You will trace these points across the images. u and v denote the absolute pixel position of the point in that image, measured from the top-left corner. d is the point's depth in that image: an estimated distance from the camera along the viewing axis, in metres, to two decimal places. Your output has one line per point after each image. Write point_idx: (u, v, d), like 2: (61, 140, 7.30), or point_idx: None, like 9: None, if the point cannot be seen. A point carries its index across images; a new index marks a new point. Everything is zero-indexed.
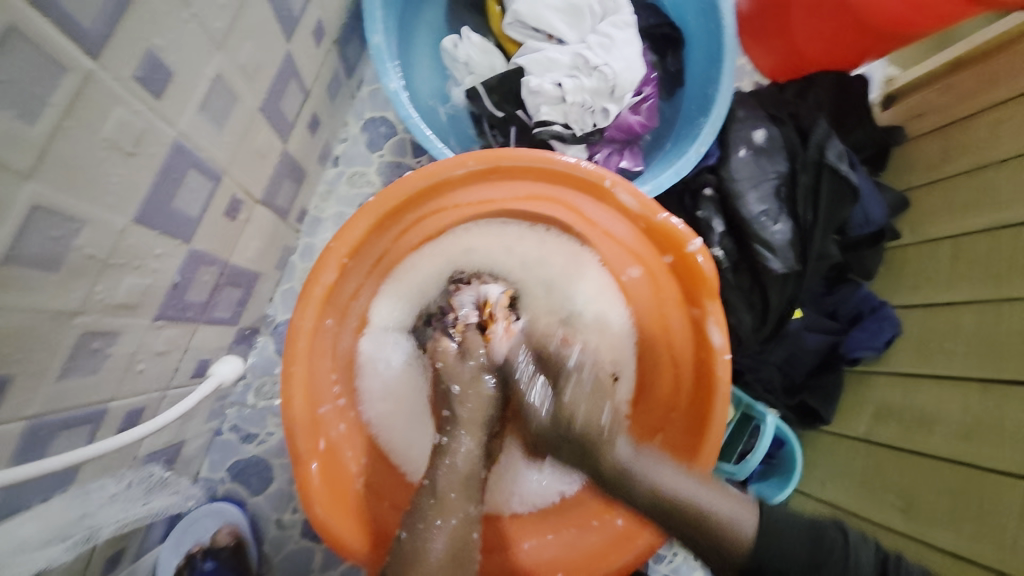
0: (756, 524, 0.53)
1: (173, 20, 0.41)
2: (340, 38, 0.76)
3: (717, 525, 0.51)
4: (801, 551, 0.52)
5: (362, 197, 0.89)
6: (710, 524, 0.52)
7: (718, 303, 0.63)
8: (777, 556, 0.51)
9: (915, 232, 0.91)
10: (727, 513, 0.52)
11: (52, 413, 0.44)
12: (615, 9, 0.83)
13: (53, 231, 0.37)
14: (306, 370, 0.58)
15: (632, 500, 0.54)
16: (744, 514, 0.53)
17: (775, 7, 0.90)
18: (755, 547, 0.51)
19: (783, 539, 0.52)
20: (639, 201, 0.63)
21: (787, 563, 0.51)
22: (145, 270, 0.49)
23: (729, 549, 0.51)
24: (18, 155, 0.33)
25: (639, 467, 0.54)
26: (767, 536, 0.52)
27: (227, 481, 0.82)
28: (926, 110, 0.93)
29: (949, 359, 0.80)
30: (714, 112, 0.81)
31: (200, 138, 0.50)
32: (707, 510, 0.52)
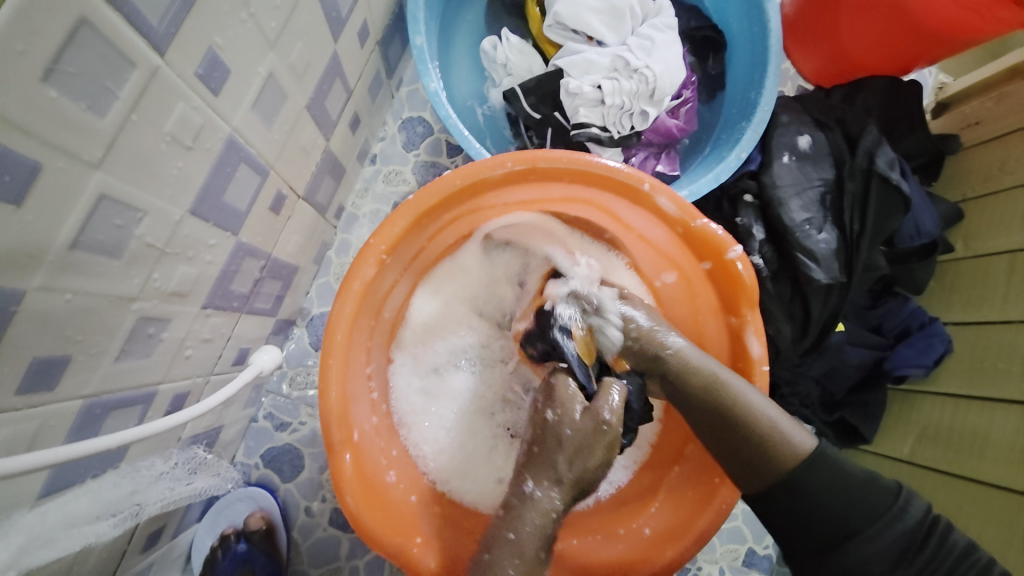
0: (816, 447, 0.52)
1: (232, 19, 0.42)
2: (383, 38, 0.78)
3: (766, 432, 0.52)
4: (854, 478, 0.50)
5: (397, 195, 0.90)
6: (771, 435, 0.52)
7: (758, 312, 0.61)
8: (824, 479, 0.50)
9: (969, 246, 0.86)
10: (785, 426, 0.52)
11: (106, 393, 0.46)
12: (656, 11, 0.82)
13: (116, 220, 0.39)
14: (341, 364, 0.58)
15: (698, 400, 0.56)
16: (802, 433, 0.52)
17: (824, 9, 0.87)
18: (808, 464, 0.51)
19: (839, 473, 0.51)
20: (679, 205, 0.62)
21: (836, 492, 0.50)
22: (197, 260, 0.51)
23: (776, 454, 0.52)
24: (88, 146, 0.35)
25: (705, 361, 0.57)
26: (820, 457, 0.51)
27: (261, 467, 0.84)
28: (981, 117, 0.88)
29: (1003, 379, 0.75)
30: (756, 116, 0.79)
31: (252, 134, 0.51)
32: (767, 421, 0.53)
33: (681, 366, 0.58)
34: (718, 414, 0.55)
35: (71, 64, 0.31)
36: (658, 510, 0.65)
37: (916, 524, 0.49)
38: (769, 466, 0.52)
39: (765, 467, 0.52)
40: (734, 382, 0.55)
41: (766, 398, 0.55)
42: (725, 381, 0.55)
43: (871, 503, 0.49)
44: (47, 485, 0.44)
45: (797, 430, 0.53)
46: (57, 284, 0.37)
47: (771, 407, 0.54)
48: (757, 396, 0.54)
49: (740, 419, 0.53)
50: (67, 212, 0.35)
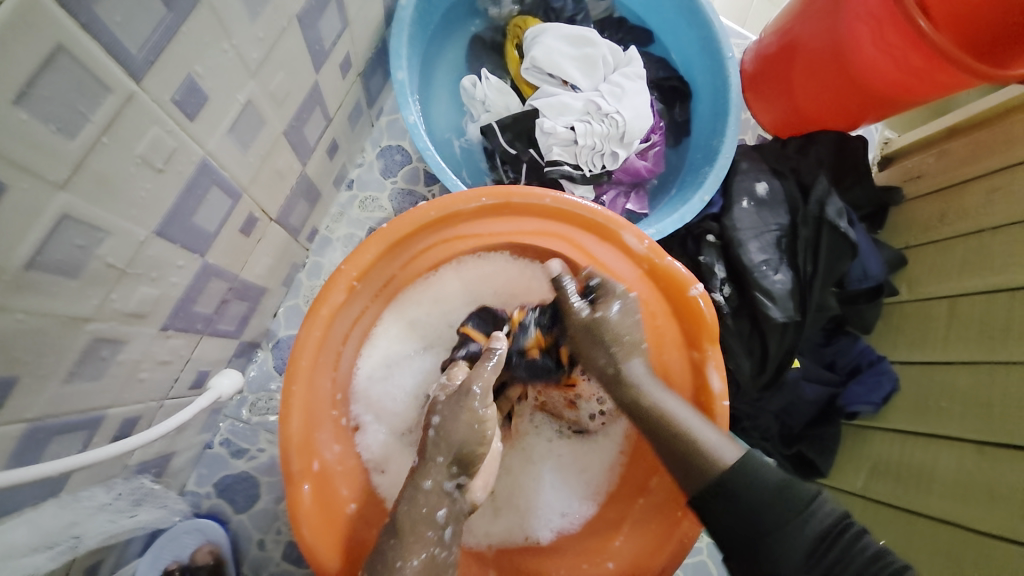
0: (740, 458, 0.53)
1: (214, 50, 0.44)
2: (366, 71, 0.80)
3: (692, 446, 0.55)
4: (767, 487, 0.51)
5: (372, 221, 0.91)
6: (694, 446, 0.55)
7: (718, 348, 0.64)
8: (744, 484, 0.51)
9: (913, 290, 0.93)
10: (708, 440, 0.55)
11: (51, 418, 0.44)
12: (627, 61, 0.88)
13: (77, 240, 0.39)
14: (305, 391, 0.58)
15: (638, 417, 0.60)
16: (726, 446, 0.54)
17: (781, 66, 0.95)
18: (729, 475, 0.52)
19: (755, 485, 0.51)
20: (645, 244, 0.65)
21: (756, 498, 0.50)
22: (161, 281, 0.50)
23: (701, 469, 0.54)
24: (54, 167, 0.34)
25: (654, 390, 0.60)
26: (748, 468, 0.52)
27: (212, 497, 0.80)
28: (923, 172, 0.97)
29: (947, 418, 0.79)
30: (718, 162, 0.84)
31: (226, 158, 0.52)
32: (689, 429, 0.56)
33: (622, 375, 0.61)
34: (670, 448, 0.57)
35: (44, 88, 0.32)
36: (622, 543, 0.65)
37: (823, 528, 0.49)
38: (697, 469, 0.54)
39: (697, 478, 0.54)
40: (663, 395, 0.59)
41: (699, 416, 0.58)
42: (658, 400, 0.59)
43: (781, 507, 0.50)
44: None
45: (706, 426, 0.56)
46: (10, 304, 0.36)
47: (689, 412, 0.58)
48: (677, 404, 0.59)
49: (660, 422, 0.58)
50: (25, 232, 0.34)
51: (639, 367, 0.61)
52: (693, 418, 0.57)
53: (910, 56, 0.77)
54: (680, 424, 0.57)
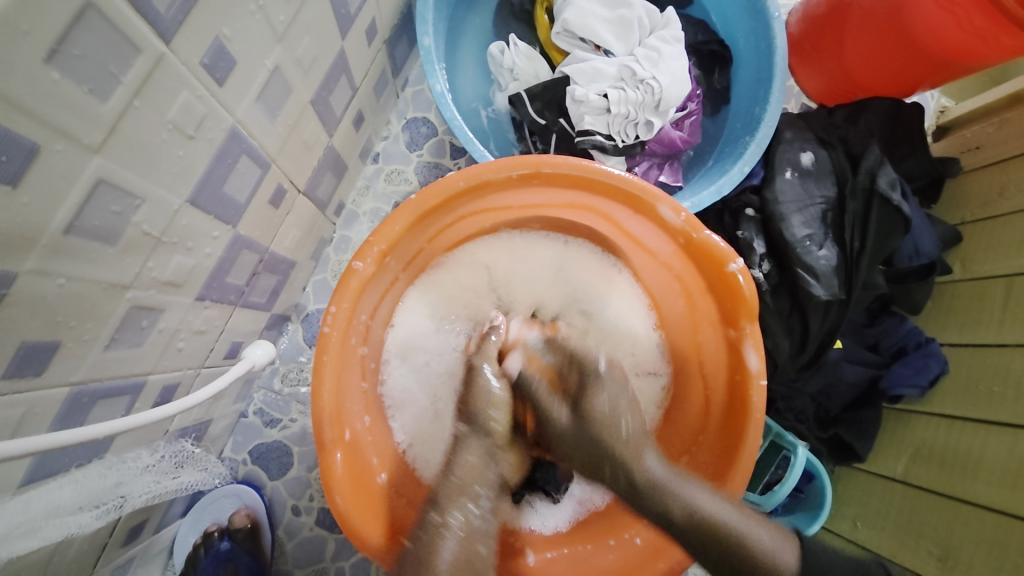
0: (798, 555, 0.53)
1: (241, 11, 0.42)
2: (390, 38, 0.78)
3: (758, 556, 0.51)
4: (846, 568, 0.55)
5: (398, 194, 0.90)
6: (757, 558, 0.51)
7: (757, 326, 0.61)
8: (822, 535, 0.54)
9: (967, 269, 0.87)
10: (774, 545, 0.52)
11: (94, 382, 0.45)
12: (664, 23, 0.83)
13: (113, 206, 0.39)
14: (335, 362, 0.58)
15: (676, 529, 0.52)
16: (784, 549, 0.52)
17: (828, 28, 0.88)
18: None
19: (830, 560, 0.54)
20: (681, 217, 0.62)
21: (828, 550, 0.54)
22: (194, 251, 0.50)
23: None
24: (89, 129, 0.34)
25: (675, 486, 0.53)
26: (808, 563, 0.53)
27: (248, 463, 0.83)
28: (982, 142, 0.88)
29: (998, 403, 0.75)
30: (760, 131, 0.79)
31: (255, 126, 0.51)
32: (742, 533, 0.51)
33: (643, 485, 0.54)
34: (722, 556, 0.51)
35: (75, 46, 0.31)
36: None
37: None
38: (757, 571, 0.51)
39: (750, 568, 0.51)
40: (688, 487, 0.53)
41: (744, 511, 0.53)
42: (688, 496, 0.53)
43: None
44: (29, 473, 0.43)
45: (755, 524, 0.52)
46: (51, 268, 0.36)
47: (732, 511, 0.52)
48: (714, 503, 0.52)
49: (734, 543, 0.51)
50: (64, 195, 0.34)
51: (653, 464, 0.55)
52: (729, 509, 0.53)
53: (972, 15, 0.72)
54: (731, 528, 0.51)
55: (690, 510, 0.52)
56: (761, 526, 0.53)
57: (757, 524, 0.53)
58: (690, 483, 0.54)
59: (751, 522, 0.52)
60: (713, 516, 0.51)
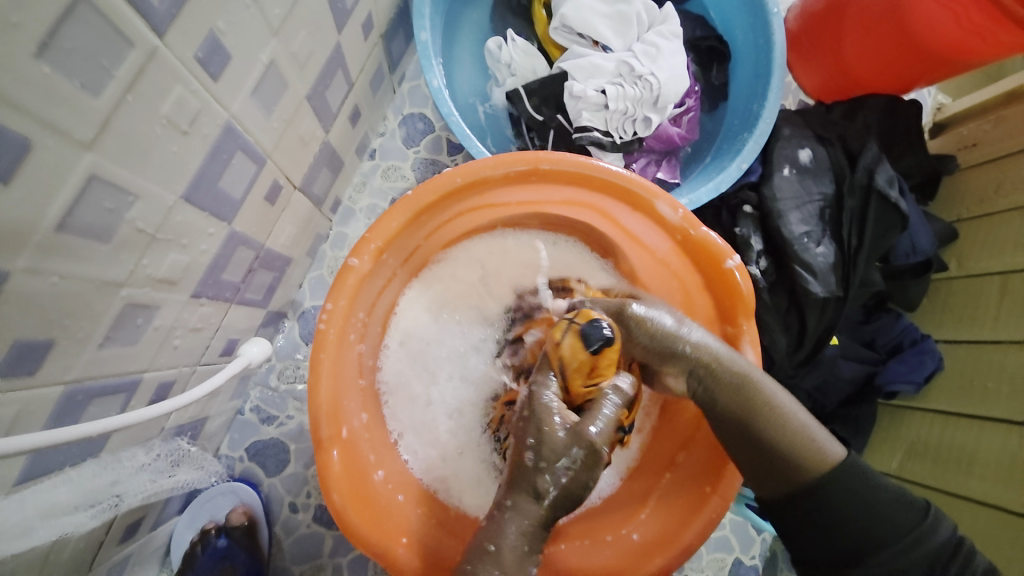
0: (841, 462, 0.51)
1: (236, 4, 0.42)
2: (387, 32, 0.77)
3: (809, 448, 0.50)
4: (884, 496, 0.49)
5: (395, 191, 0.89)
6: (803, 445, 0.50)
7: (754, 323, 0.61)
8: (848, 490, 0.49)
9: (962, 266, 0.87)
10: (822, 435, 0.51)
11: (89, 380, 0.45)
12: (663, 18, 0.82)
13: (107, 203, 0.38)
14: (333, 359, 0.58)
15: (722, 414, 0.54)
16: (834, 443, 0.51)
17: (827, 23, 0.88)
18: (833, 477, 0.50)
19: (867, 489, 0.49)
20: (679, 213, 0.62)
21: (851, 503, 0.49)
22: (189, 248, 0.50)
23: (809, 465, 0.50)
24: (81, 125, 0.34)
25: (729, 356, 0.54)
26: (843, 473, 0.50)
27: (245, 460, 0.83)
28: (979, 139, 0.88)
29: (992, 398, 0.75)
30: (758, 128, 0.79)
31: (250, 121, 0.50)
32: (809, 438, 0.51)
33: (704, 366, 0.54)
34: (791, 446, 0.50)
35: (67, 40, 0.30)
36: (648, 517, 0.64)
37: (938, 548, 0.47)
38: (801, 472, 0.50)
39: (797, 477, 0.50)
40: (763, 378, 0.53)
41: (797, 406, 0.53)
42: (759, 380, 0.53)
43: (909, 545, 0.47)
44: (25, 471, 0.42)
45: (811, 422, 0.52)
46: (44, 266, 0.36)
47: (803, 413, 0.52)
48: (785, 397, 0.52)
49: (769, 411, 0.51)
50: (56, 192, 0.34)
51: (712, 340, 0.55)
52: (803, 412, 0.53)
53: (971, 10, 0.72)
54: (784, 413, 0.51)
55: (755, 390, 0.52)
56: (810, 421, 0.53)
57: (810, 419, 0.52)
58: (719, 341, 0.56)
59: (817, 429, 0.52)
60: (756, 385, 0.52)
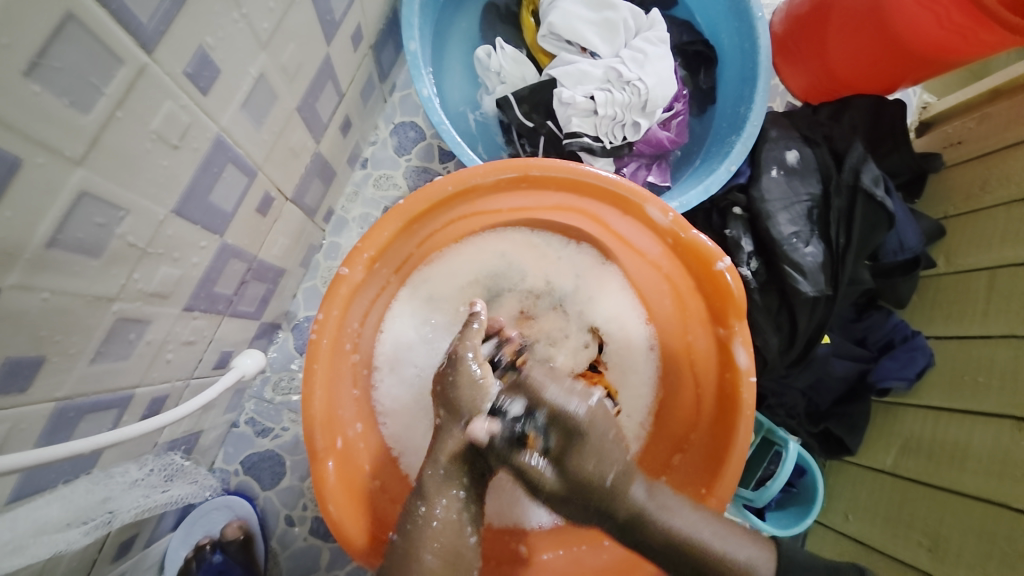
0: (776, 561, 0.54)
1: (225, 19, 0.42)
2: (377, 43, 0.78)
3: (727, 568, 0.52)
4: (819, 567, 0.54)
5: (388, 200, 0.90)
6: (706, 557, 0.52)
7: (746, 324, 0.61)
8: (793, 572, 0.54)
9: (951, 262, 0.88)
10: (743, 558, 0.53)
11: (80, 396, 0.45)
12: (649, 25, 0.84)
13: (97, 218, 0.38)
14: (327, 368, 0.58)
15: (625, 534, 0.53)
16: (747, 550, 0.53)
17: (811, 26, 0.89)
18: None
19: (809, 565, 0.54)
20: (670, 217, 0.62)
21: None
22: (181, 261, 0.50)
23: None
24: (70, 141, 0.34)
25: (655, 513, 0.53)
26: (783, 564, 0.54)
27: (240, 474, 0.83)
28: (964, 137, 0.90)
29: (983, 393, 0.76)
30: (745, 130, 0.80)
31: (240, 134, 0.51)
32: (718, 553, 0.52)
33: (637, 519, 0.53)
34: (692, 565, 0.52)
35: (54, 57, 0.31)
36: None
37: None
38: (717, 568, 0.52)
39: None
40: (669, 513, 0.53)
41: (711, 522, 0.54)
42: (669, 522, 0.53)
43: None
44: (17, 490, 0.42)
45: (734, 540, 0.53)
46: (35, 282, 0.36)
47: (706, 530, 0.53)
48: (693, 520, 0.53)
49: (682, 551, 0.52)
50: (46, 208, 0.34)
51: (642, 496, 0.53)
52: (713, 525, 0.54)
53: (952, 12, 0.73)
54: (698, 543, 0.52)
55: (667, 529, 0.52)
56: (743, 546, 0.54)
57: (739, 544, 0.53)
58: (669, 494, 0.55)
59: (726, 535, 0.53)
60: (671, 532, 0.52)
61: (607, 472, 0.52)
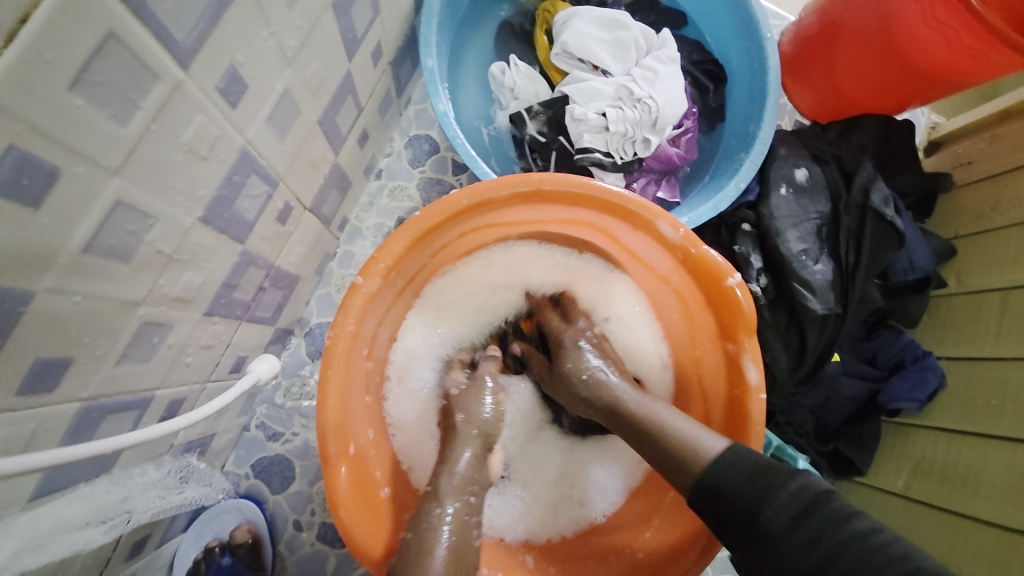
0: (723, 447, 0.50)
1: (254, 37, 0.44)
2: (395, 59, 0.80)
3: (675, 442, 0.52)
4: (746, 465, 0.47)
5: (401, 210, 0.92)
6: (677, 445, 0.52)
7: (755, 340, 0.61)
8: (722, 468, 0.47)
9: (962, 282, 0.88)
10: (687, 432, 0.52)
11: (104, 397, 0.46)
12: (660, 44, 0.85)
13: (129, 225, 0.40)
14: (340, 375, 0.58)
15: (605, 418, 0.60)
16: (708, 437, 0.51)
17: (820, 46, 0.91)
18: (714, 465, 0.48)
19: (730, 470, 0.47)
20: (680, 233, 0.63)
21: (736, 479, 0.47)
22: (203, 267, 0.51)
23: (687, 467, 0.50)
24: (107, 152, 0.35)
25: (612, 384, 0.61)
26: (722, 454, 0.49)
27: (250, 477, 0.84)
28: (974, 157, 0.90)
29: (997, 416, 0.75)
30: (755, 148, 0.81)
31: (264, 146, 0.52)
32: (670, 430, 0.53)
33: (597, 384, 0.62)
34: (657, 450, 0.53)
35: (97, 74, 0.32)
36: (652, 536, 0.64)
37: (799, 501, 0.43)
38: (684, 470, 0.50)
39: (682, 476, 0.50)
40: (656, 406, 0.56)
41: (685, 417, 0.54)
42: (642, 406, 0.57)
43: (761, 488, 0.45)
44: (40, 487, 0.43)
45: (676, 416, 0.54)
46: (68, 286, 0.37)
47: (679, 418, 0.54)
48: (653, 404, 0.57)
49: (648, 429, 0.55)
50: (82, 215, 0.36)
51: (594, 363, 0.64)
52: (677, 417, 0.54)
53: (960, 34, 0.74)
54: (670, 431, 0.53)
55: (620, 402, 0.59)
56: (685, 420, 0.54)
57: (680, 419, 0.54)
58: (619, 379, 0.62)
59: (682, 418, 0.54)
60: (633, 409, 0.57)
61: (583, 366, 0.64)
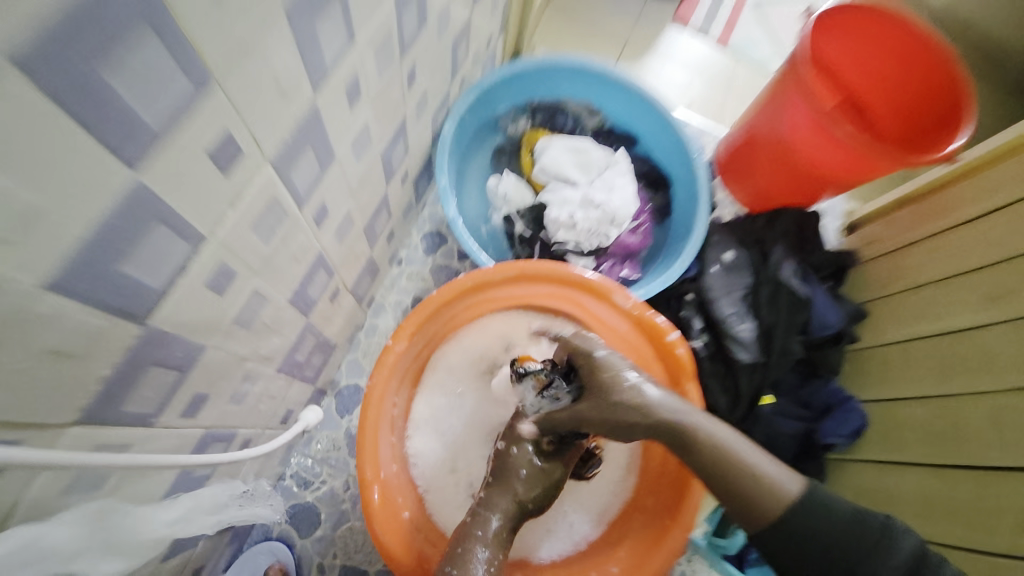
0: (802, 490, 0.61)
1: (339, 184, 0.68)
2: (417, 178, 1.07)
3: (765, 482, 0.61)
4: (842, 517, 0.59)
5: (416, 290, 1.14)
6: (766, 484, 0.61)
7: (694, 383, 0.81)
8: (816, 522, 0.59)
9: (873, 337, 1.08)
10: (774, 474, 0.61)
11: (215, 430, 0.64)
12: (614, 163, 1.14)
13: (257, 307, 0.61)
14: (376, 416, 0.77)
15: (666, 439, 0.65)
16: (789, 477, 0.62)
17: (745, 155, 1.19)
18: (798, 505, 0.60)
19: (827, 516, 0.59)
20: (631, 302, 0.85)
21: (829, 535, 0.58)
22: (282, 335, 0.71)
23: (771, 501, 0.60)
24: (261, 264, 0.57)
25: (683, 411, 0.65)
26: (808, 502, 0.60)
27: (282, 523, 0.97)
28: (877, 236, 1.16)
29: (908, 445, 0.92)
30: (692, 237, 1.06)
31: (331, 249, 0.75)
32: (750, 463, 0.62)
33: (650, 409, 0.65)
34: (742, 486, 0.61)
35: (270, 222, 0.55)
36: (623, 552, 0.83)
37: (910, 553, 0.57)
38: (764, 509, 0.60)
39: (762, 513, 0.60)
40: (692, 414, 0.65)
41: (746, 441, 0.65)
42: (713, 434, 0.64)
43: (864, 548, 0.57)
44: (174, 484, 0.59)
45: (762, 457, 0.63)
46: (222, 348, 0.57)
47: (744, 440, 0.65)
48: (714, 424, 0.65)
49: (727, 464, 0.62)
50: (240, 302, 0.57)
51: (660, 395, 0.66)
52: (741, 440, 0.64)
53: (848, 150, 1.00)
54: (744, 458, 0.62)
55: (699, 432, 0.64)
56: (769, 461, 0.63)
57: (766, 459, 0.63)
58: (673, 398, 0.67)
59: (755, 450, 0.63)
60: (709, 438, 0.63)
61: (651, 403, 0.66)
